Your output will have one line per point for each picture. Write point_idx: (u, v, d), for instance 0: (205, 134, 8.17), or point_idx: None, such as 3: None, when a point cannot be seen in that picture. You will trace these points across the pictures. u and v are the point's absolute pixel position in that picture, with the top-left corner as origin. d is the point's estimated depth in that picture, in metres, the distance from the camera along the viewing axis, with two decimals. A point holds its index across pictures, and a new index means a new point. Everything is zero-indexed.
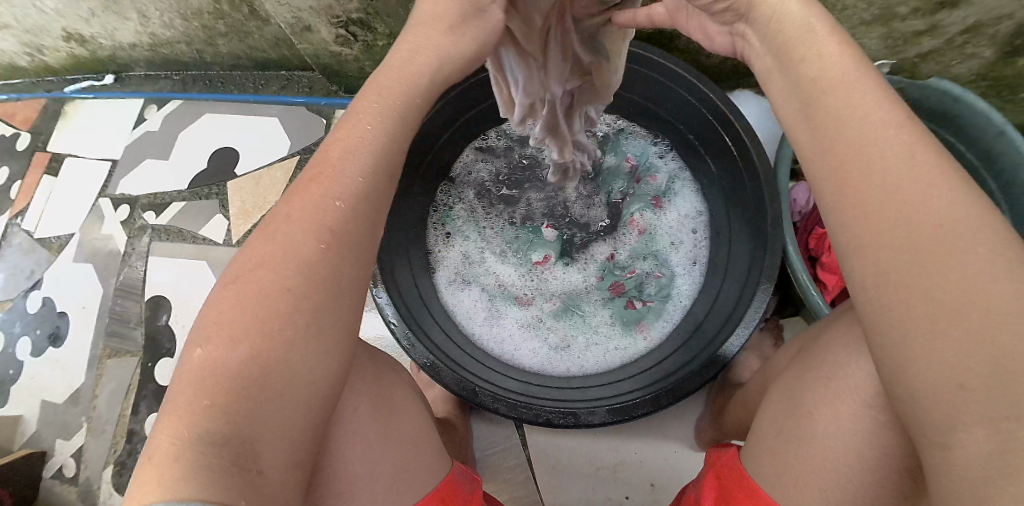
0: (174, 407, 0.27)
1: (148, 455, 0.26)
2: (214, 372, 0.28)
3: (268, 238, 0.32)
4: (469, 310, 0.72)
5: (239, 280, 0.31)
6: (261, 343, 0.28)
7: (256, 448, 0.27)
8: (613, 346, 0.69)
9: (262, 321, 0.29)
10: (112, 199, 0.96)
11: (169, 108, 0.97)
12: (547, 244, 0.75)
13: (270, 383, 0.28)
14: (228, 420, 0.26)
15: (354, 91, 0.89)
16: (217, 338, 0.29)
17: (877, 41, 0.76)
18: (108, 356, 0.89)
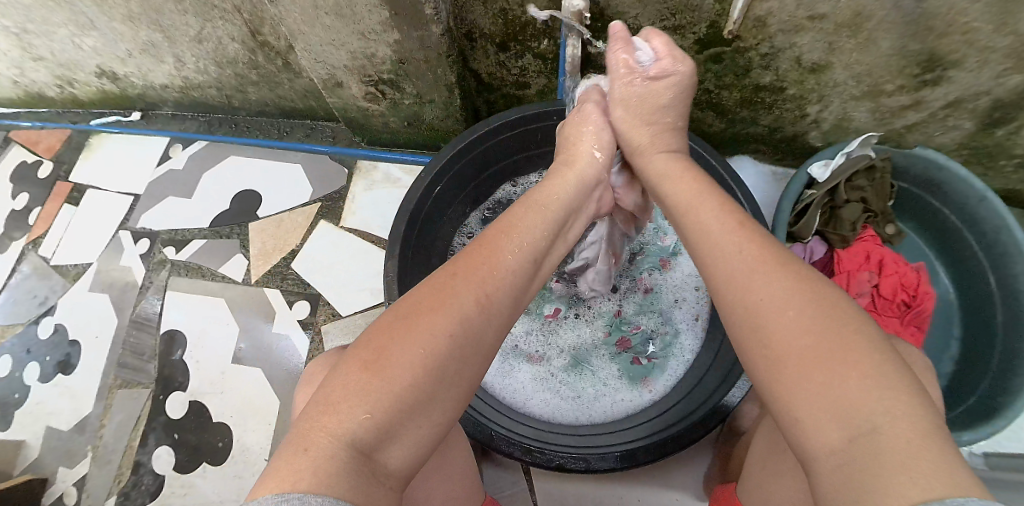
0: (341, 409, 0.30)
1: (306, 444, 0.28)
2: (367, 417, 0.30)
3: (421, 318, 0.34)
4: None
5: (414, 316, 0.34)
6: (423, 384, 0.32)
7: (380, 473, 0.30)
8: (620, 400, 0.72)
9: (421, 374, 0.32)
10: (132, 231, 0.99)
11: (194, 148, 1.01)
12: (555, 296, 0.78)
13: (417, 419, 0.32)
14: (363, 458, 0.29)
15: (375, 143, 0.93)
16: (383, 365, 0.32)
17: (866, 114, 0.82)
18: (118, 386, 0.90)
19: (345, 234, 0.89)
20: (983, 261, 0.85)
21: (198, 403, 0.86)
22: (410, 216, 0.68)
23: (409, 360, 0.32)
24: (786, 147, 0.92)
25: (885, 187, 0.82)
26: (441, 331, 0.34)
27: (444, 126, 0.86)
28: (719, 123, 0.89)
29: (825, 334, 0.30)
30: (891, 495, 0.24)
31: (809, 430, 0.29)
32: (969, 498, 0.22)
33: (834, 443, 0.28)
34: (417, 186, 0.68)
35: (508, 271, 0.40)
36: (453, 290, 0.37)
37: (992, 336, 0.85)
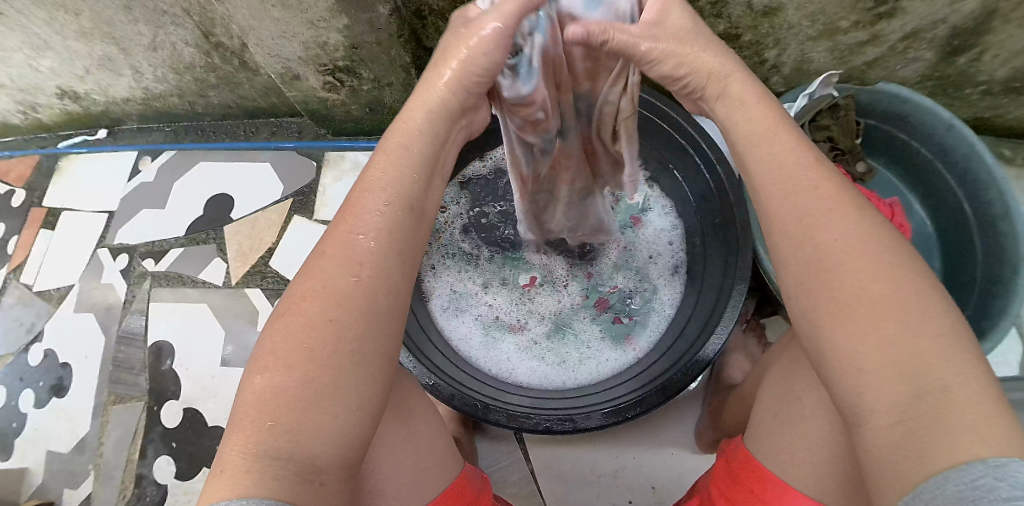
0: (244, 419, 0.31)
1: (221, 467, 0.30)
2: (260, 433, 0.30)
3: (288, 312, 0.33)
4: (464, 335, 0.74)
5: (288, 312, 0.33)
6: (318, 370, 0.31)
7: (315, 465, 0.30)
8: (604, 360, 0.73)
9: (301, 363, 0.31)
10: (111, 248, 0.99)
11: (163, 159, 1.01)
12: (531, 266, 0.78)
13: (324, 407, 0.31)
14: (283, 460, 0.29)
15: (341, 133, 0.94)
16: (270, 366, 0.32)
17: (825, 54, 0.82)
18: (113, 402, 0.90)
19: (320, 227, 0.90)
20: (956, 189, 0.86)
21: (193, 410, 0.86)
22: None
23: (282, 356, 0.32)
24: (750, 95, 0.93)
25: (851, 124, 0.81)
26: (322, 317, 0.33)
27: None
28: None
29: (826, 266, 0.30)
30: (951, 450, 0.25)
31: (871, 378, 0.28)
32: (1017, 459, 0.23)
33: (895, 398, 0.27)
34: None
35: (379, 235, 0.36)
36: (321, 271, 0.34)
37: (971, 263, 0.86)
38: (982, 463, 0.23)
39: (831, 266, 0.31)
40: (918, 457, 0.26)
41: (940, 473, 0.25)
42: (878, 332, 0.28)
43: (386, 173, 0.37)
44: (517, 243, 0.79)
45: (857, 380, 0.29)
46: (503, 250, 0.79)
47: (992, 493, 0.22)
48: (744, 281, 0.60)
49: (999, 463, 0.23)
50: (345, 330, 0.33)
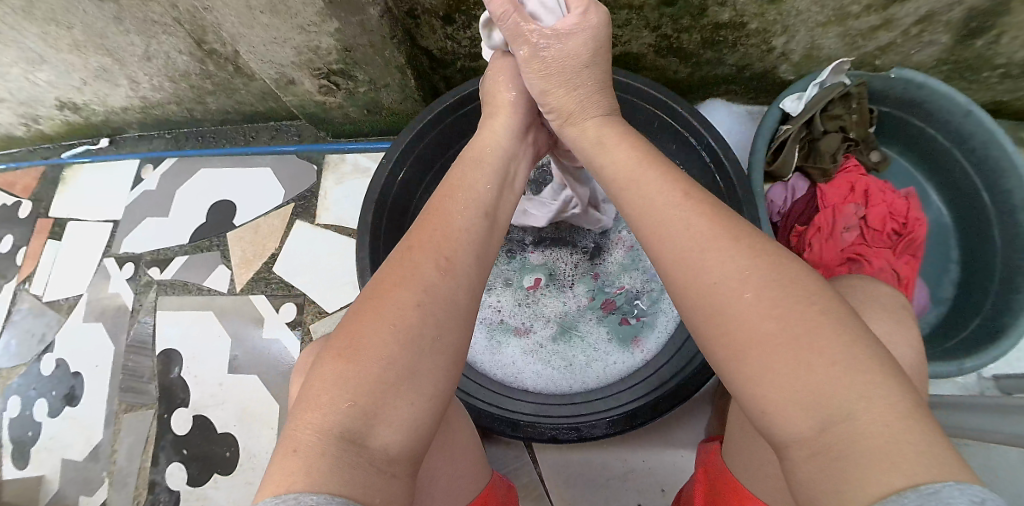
0: (318, 398, 0.32)
1: (293, 448, 0.30)
2: (335, 421, 0.31)
3: (374, 303, 0.36)
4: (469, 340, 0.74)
5: (376, 300, 0.36)
6: (401, 354, 0.33)
7: (387, 455, 0.31)
8: (612, 362, 0.71)
9: (386, 348, 0.33)
10: (116, 257, 0.99)
11: (165, 166, 1.02)
12: (535, 267, 0.77)
13: (400, 394, 0.33)
14: (357, 448, 0.30)
15: (341, 135, 0.94)
16: (354, 353, 0.33)
17: (836, 41, 0.79)
18: (124, 411, 0.91)
19: (322, 231, 0.90)
20: (975, 178, 0.83)
21: (202, 417, 0.87)
22: (377, 201, 0.69)
23: (364, 343, 0.33)
24: (757, 84, 0.90)
25: (864, 114, 0.78)
26: (410, 302, 0.35)
27: (404, 108, 0.87)
28: (684, 68, 0.88)
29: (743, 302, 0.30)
30: (864, 487, 0.23)
31: (777, 415, 0.28)
32: (948, 483, 0.22)
33: (805, 432, 0.27)
34: (381, 171, 0.70)
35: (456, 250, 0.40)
36: (413, 267, 0.37)
37: (991, 253, 0.83)
38: (913, 491, 0.22)
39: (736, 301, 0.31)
40: (836, 495, 0.24)
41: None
42: (785, 363, 0.28)
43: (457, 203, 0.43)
44: (520, 243, 0.78)
45: (768, 419, 0.28)
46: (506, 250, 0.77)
47: None
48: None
49: (933, 489, 0.22)
50: (420, 326, 0.35)
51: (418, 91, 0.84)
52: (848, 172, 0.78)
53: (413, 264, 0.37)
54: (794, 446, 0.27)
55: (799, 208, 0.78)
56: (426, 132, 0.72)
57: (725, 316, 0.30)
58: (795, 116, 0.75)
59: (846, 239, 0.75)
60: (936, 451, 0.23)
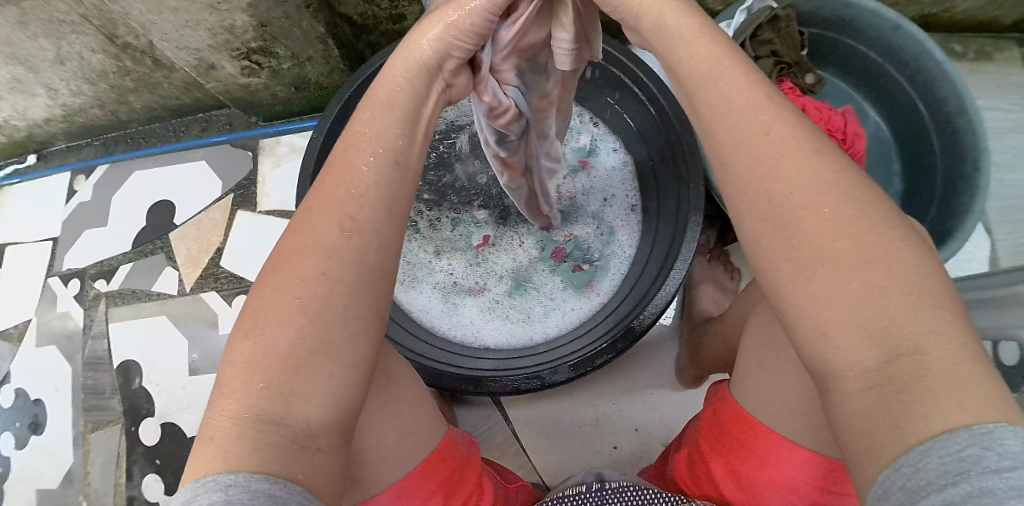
0: (229, 387, 0.30)
1: (210, 435, 0.29)
2: (246, 407, 0.29)
3: (278, 275, 0.32)
4: (423, 306, 0.73)
5: (279, 270, 0.32)
6: (309, 326, 0.31)
7: (310, 432, 0.30)
8: (568, 309, 0.71)
9: (294, 319, 0.31)
10: (61, 275, 0.97)
11: (97, 175, 1.00)
12: (482, 224, 0.76)
13: (315, 367, 0.30)
14: (271, 429, 0.29)
15: (273, 118, 0.96)
16: (260, 328, 0.31)
17: None
18: (91, 430, 0.88)
19: (263, 217, 0.92)
20: (909, 91, 0.84)
21: (171, 424, 0.85)
22: (313, 177, 0.69)
23: (265, 322, 0.31)
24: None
25: (793, 37, 0.78)
26: (314, 270, 0.32)
27: (334, 81, 0.89)
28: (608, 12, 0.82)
29: (834, 218, 0.27)
30: (931, 421, 0.23)
31: (841, 340, 0.26)
32: (1002, 424, 0.22)
33: (867, 362, 0.25)
34: (313, 148, 0.69)
35: (368, 189, 0.34)
36: (313, 226, 0.33)
37: (930, 160, 0.84)
38: (965, 432, 0.22)
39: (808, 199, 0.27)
40: (895, 427, 0.24)
41: (921, 443, 0.23)
42: (864, 278, 0.26)
43: (377, 129, 0.36)
44: (465, 202, 0.76)
45: (823, 343, 0.26)
46: (451, 211, 0.76)
47: (980, 463, 0.21)
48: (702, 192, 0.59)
49: (986, 430, 0.22)
50: (328, 293, 0.31)
51: (343, 61, 0.85)
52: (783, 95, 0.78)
53: (316, 217, 0.33)
54: (850, 374, 0.26)
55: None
56: (354, 103, 0.70)
57: (796, 229, 0.27)
58: None
59: None
60: (982, 379, 0.24)
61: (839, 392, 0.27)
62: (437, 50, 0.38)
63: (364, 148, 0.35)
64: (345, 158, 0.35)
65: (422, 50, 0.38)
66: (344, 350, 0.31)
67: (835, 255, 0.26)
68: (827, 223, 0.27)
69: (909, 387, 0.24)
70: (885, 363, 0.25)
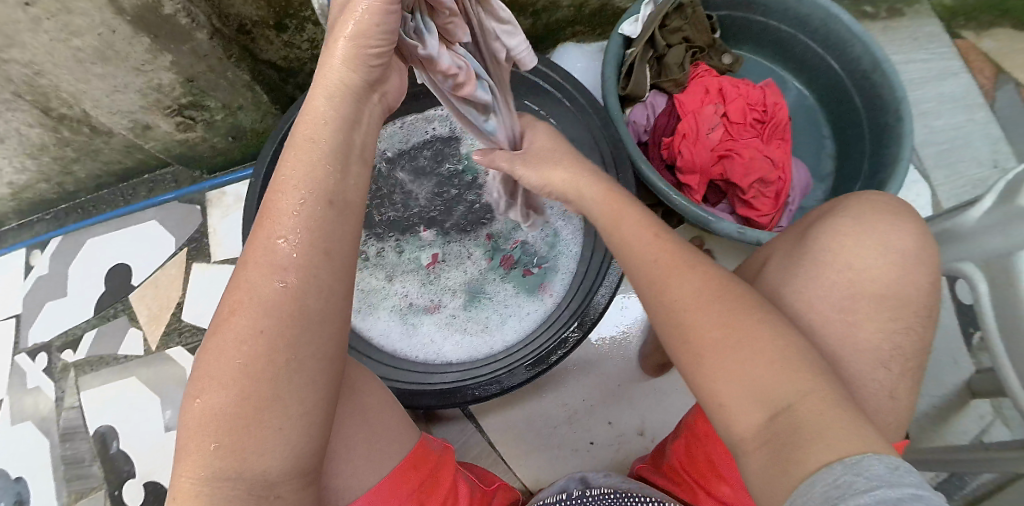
0: (186, 451, 0.32)
1: (175, 493, 0.32)
2: (204, 470, 0.31)
3: (220, 333, 0.33)
4: (383, 330, 0.74)
5: (218, 332, 0.33)
6: (252, 384, 0.32)
7: (267, 480, 0.32)
8: (523, 313, 0.74)
9: (237, 378, 0.32)
10: (27, 351, 0.97)
11: (52, 247, 1.02)
12: (430, 243, 0.79)
13: (264, 420, 0.32)
14: (229, 487, 0.31)
15: (217, 170, 1.01)
16: (206, 388, 0.32)
17: None
18: (76, 500, 0.87)
19: (218, 266, 0.94)
20: (826, 56, 0.88)
21: (155, 482, 0.85)
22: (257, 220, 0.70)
23: (209, 386, 0.32)
24: (600, 19, 0.88)
25: (700, 21, 0.82)
26: (249, 329, 0.32)
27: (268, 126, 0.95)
28: (525, 20, 0.84)
29: (719, 312, 0.37)
30: (808, 459, 0.29)
31: (732, 407, 0.34)
32: (869, 455, 0.27)
33: (755, 422, 0.33)
34: (252, 194, 0.71)
35: (295, 238, 0.34)
36: (247, 282, 0.33)
37: (856, 118, 0.88)
38: (841, 464, 0.27)
39: (698, 303, 0.38)
40: (785, 469, 0.29)
41: (805, 477, 0.28)
42: (742, 358, 0.34)
43: (300, 173, 0.35)
44: (410, 224, 0.79)
45: (722, 411, 0.34)
46: (399, 236, 0.79)
47: (852, 486, 0.25)
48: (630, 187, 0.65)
49: (855, 460, 0.27)
50: (269, 346, 0.32)
51: (273, 104, 0.90)
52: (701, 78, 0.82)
53: (246, 275, 0.34)
54: (746, 434, 0.33)
55: (665, 121, 0.80)
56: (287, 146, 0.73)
57: (690, 325, 0.37)
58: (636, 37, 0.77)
59: (714, 138, 0.77)
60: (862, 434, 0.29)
61: (744, 455, 0.33)
62: (353, 70, 0.37)
63: (290, 192, 0.34)
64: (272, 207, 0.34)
65: (338, 71, 0.36)
66: (292, 401, 0.32)
67: (721, 344, 0.35)
68: (717, 319, 0.36)
69: (791, 436, 0.30)
70: (770, 420, 0.32)
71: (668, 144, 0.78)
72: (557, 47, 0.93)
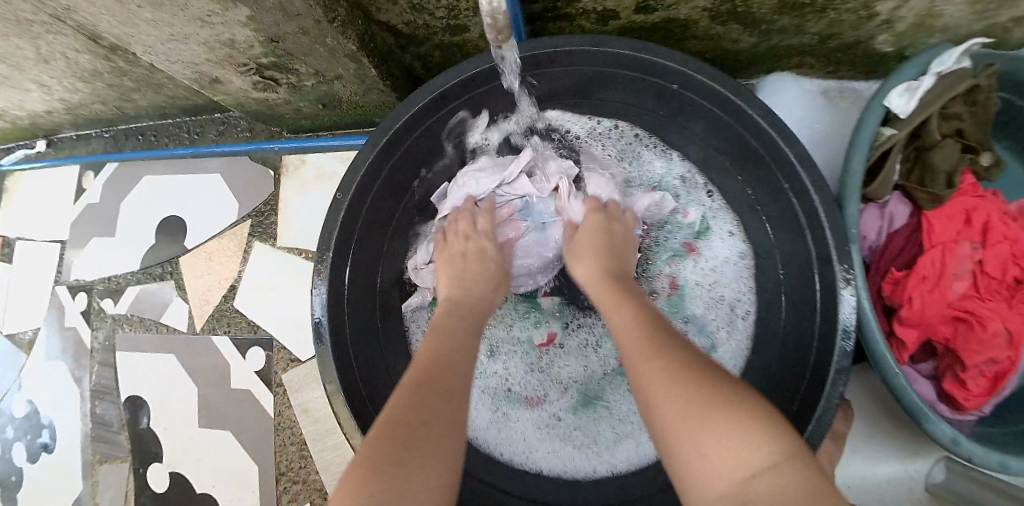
0: None
1: None
2: None
3: (375, 439, 0.36)
4: (472, 414, 0.63)
5: (382, 431, 0.36)
6: (394, 465, 0.33)
7: None
8: (643, 439, 0.60)
9: (387, 460, 0.33)
10: (69, 286, 0.90)
11: (107, 173, 0.91)
12: (547, 320, 0.67)
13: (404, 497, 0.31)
14: None
15: (299, 131, 0.82)
16: (368, 475, 0.32)
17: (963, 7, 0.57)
18: (100, 462, 0.83)
19: (284, 254, 0.80)
20: None
21: (177, 474, 0.80)
22: (336, 238, 0.59)
23: (360, 470, 0.33)
24: (843, 56, 0.69)
25: (989, 111, 0.62)
26: (422, 427, 0.36)
27: (368, 101, 0.73)
28: (748, 37, 0.66)
29: (680, 383, 0.35)
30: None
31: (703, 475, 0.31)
32: None
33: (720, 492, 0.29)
34: (337, 207, 0.59)
35: (455, 362, 0.45)
36: (431, 404, 0.39)
37: None
38: None
39: (668, 381, 0.36)
40: None
41: None
42: (713, 424, 0.31)
43: (452, 344, 0.48)
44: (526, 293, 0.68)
45: (696, 475, 0.31)
46: (512, 303, 0.68)
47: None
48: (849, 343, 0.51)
49: None
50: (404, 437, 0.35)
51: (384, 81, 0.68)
52: (961, 193, 0.64)
53: (426, 394, 0.40)
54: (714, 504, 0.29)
55: (898, 243, 0.64)
56: (389, 152, 0.60)
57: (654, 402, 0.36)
58: (906, 117, 0.58)
59: (956, 289, 0.61)
60: None
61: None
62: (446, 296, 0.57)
63: (444, 343, 0.48)
64: (433, 351, 0.46)
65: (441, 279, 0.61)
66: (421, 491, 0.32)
67: (684, 409, 0.33)
68: (683, 394, 0.34)
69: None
70: (737, 489, 0.29)
71: (895, 278, 0.63)
72: (770, 74, 0.76)
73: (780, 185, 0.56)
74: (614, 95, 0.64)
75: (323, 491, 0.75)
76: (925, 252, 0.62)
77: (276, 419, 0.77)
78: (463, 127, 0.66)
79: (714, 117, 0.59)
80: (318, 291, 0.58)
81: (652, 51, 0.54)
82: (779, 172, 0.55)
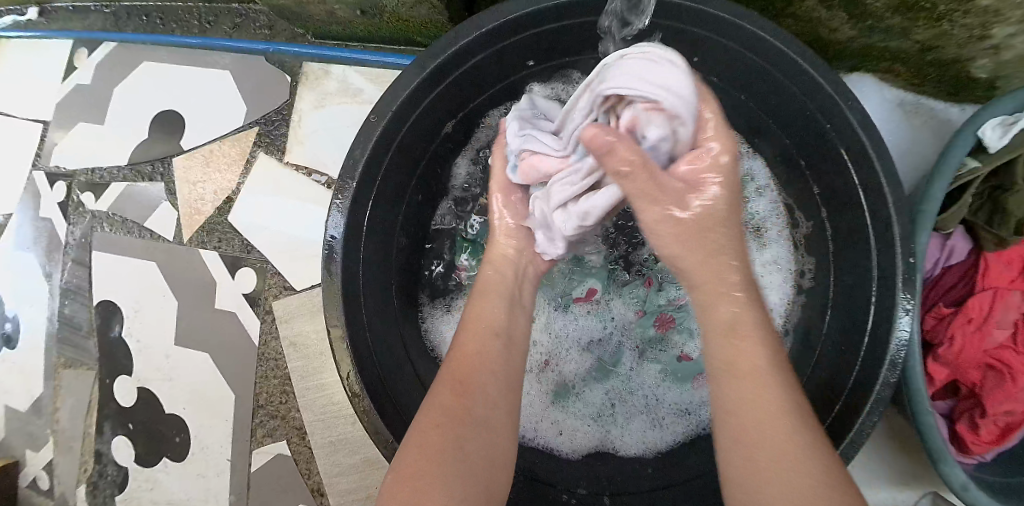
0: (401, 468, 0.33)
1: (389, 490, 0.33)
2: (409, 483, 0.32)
3: (436, 404, 0.37)
4: None
5: (438, 401, 0.37)
6: (443, 421, 0.35)
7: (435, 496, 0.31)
8: (661, 409, 0.62)
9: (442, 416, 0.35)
10: (47, 172, 0.82)
11: (102, 53, 0.81)
12: (588, 276, 0.64)
13: (455, 453, 0.33)
14: (412, 487, 0.31)
15: (326, 37, 0.74)
16: (436, 429, 0.35)
17: None
18: (63, 366, 0.78)
19: (290, 170, 0.73)
20: None
21: (146, 390, 0.75)
22: (364, 165, 0.51)
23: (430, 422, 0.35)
24: (933, 71, 0.66)
25: None
26: (482, 386, 0.38)
27: (413, 16, 0.64)
28: (847, 29, 0.62)
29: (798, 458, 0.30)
30: None
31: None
32: None
33: None
34: (369, 132, 0.51)
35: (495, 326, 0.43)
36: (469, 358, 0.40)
37: None
38: None
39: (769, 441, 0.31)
40: None
41: None
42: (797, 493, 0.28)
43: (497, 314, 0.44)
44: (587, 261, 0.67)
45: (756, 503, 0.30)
46: None
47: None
48: (895, 375, 0.48)
49: None
50: (459, 393, 0.37)
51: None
52: None
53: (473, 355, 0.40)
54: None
55: (950, 279, 0.65)
56: (436, 78, 0.52)
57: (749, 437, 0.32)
58: (993, 152, 0.56)
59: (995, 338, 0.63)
60: None
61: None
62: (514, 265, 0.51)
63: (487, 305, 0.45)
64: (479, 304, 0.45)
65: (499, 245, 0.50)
66: (466, 450, 0.34)
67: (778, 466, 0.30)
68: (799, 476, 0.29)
69: None
70: None
71: (941, 313, 0.64)
72: (852, 73, 0.72)
73: (855, 189, 0.53)
74: (700, 62, 0.60)
75: (301, 430, 0.71)
76: (977, 295, 0.62)
77: (259, 348, 0.72)
78: (520, 65, 0.60)
79: (801, 105, 0.55)
80: (333, 220, 0.51)
81: (759, 22, 0.48)
82: (857, 177, 0.52)
